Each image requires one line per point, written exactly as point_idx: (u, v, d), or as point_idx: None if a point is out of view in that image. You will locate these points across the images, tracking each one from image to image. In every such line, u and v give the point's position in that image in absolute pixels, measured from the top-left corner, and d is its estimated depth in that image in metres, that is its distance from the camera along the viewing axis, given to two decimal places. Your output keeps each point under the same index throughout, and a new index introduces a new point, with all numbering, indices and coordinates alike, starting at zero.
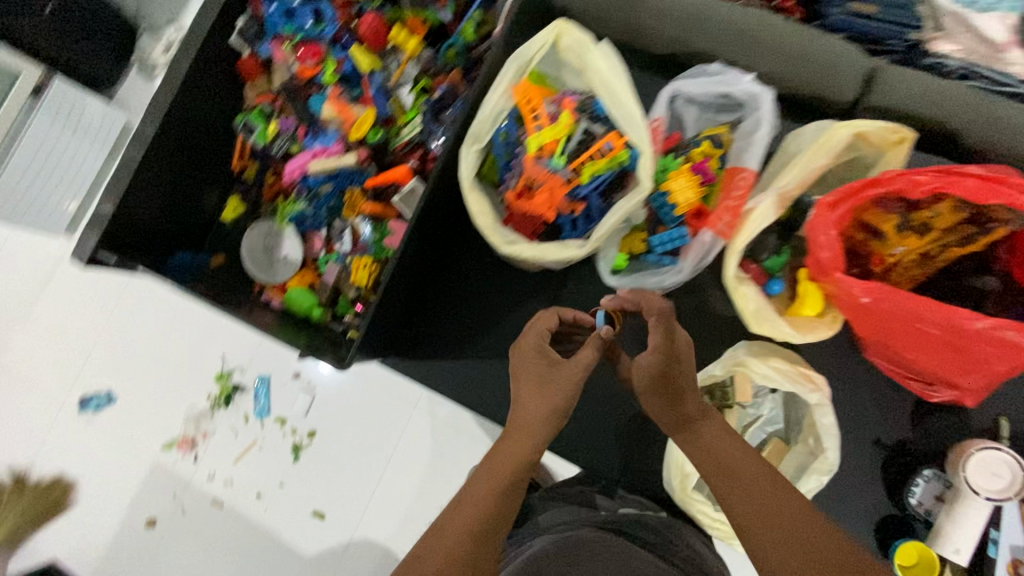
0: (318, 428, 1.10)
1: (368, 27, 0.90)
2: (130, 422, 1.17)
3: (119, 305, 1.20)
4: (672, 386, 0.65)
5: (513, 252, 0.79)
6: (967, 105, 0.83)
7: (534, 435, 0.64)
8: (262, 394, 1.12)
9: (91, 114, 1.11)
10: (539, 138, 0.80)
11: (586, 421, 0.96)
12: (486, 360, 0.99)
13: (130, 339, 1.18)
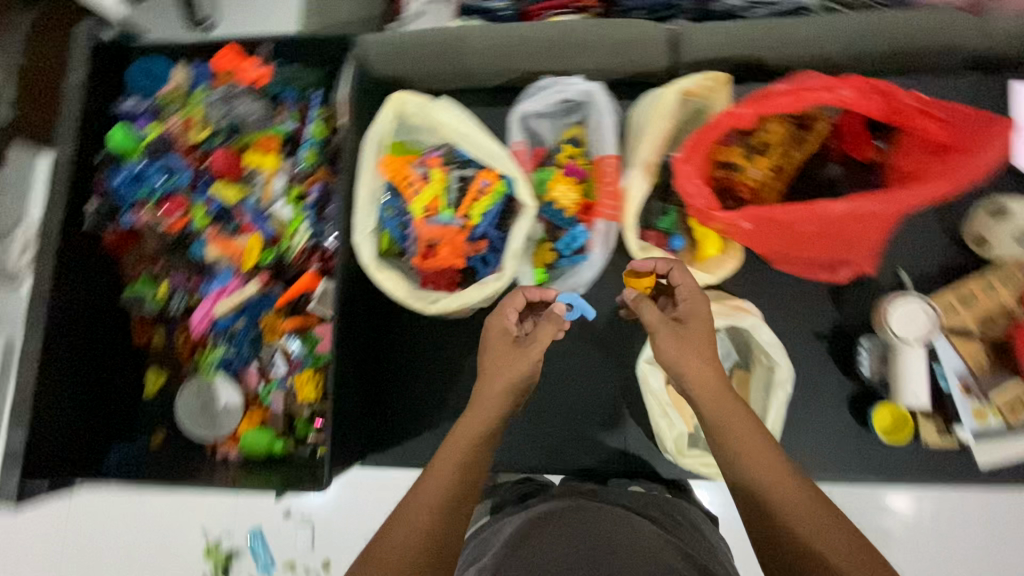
0: (330, 557, 1.05)
1: (222, 162, 0.91)
2: None
3: (70, 529, 1.10)
4: (686, 348, 0.68)
5: (439, 309, 0.81)
6: (759, 35, 0.96)
7: (496, 406, 0.71)
8: (259, 549, 1.06)
9: None
10: (421, 201, 0.84)
11: (575, 431, 0.97)
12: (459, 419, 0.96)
13: (96, 558, 1.09)
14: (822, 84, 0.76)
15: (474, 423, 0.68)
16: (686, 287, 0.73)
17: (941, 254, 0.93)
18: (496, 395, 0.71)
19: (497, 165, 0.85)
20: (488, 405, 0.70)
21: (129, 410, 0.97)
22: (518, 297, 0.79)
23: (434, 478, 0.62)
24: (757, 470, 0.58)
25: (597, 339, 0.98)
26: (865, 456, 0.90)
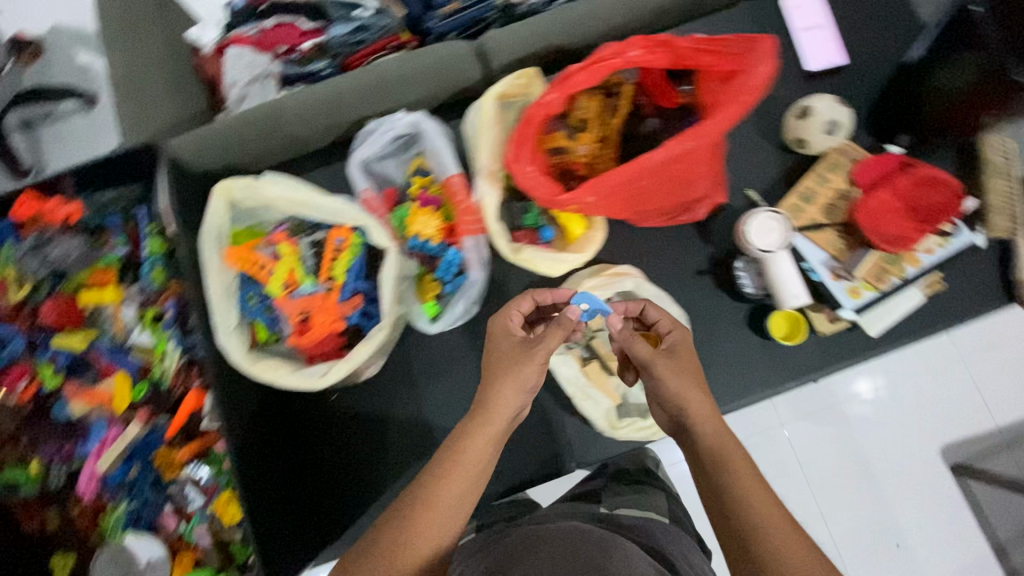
0: None
1: (55, 312, 0.84)
2: None
3: None
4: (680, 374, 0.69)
5: (332, 379, 0.77)
6: (551, 26, 1.03)
7: (500, 418, 0.70)
8: None
9: None
10: (278, 280, 0.81)
11: (519, 445, 0.96)
12: (404, 477, 0.92)
13: None
14: (612, 52, 0.81)
15: (486, 434, 0.69)
16: (665, 321, 0.79)
17: (777, 163, 1.01)
18: (508, 399, 0.71)
19: (344, 220, 0.83)
20: (497, 413, 0.70)
21: None
22: (525, 303, 0.81)
23: (441, 494, 0.65)
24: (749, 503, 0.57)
25: None
26: (783, 366, 0.95)
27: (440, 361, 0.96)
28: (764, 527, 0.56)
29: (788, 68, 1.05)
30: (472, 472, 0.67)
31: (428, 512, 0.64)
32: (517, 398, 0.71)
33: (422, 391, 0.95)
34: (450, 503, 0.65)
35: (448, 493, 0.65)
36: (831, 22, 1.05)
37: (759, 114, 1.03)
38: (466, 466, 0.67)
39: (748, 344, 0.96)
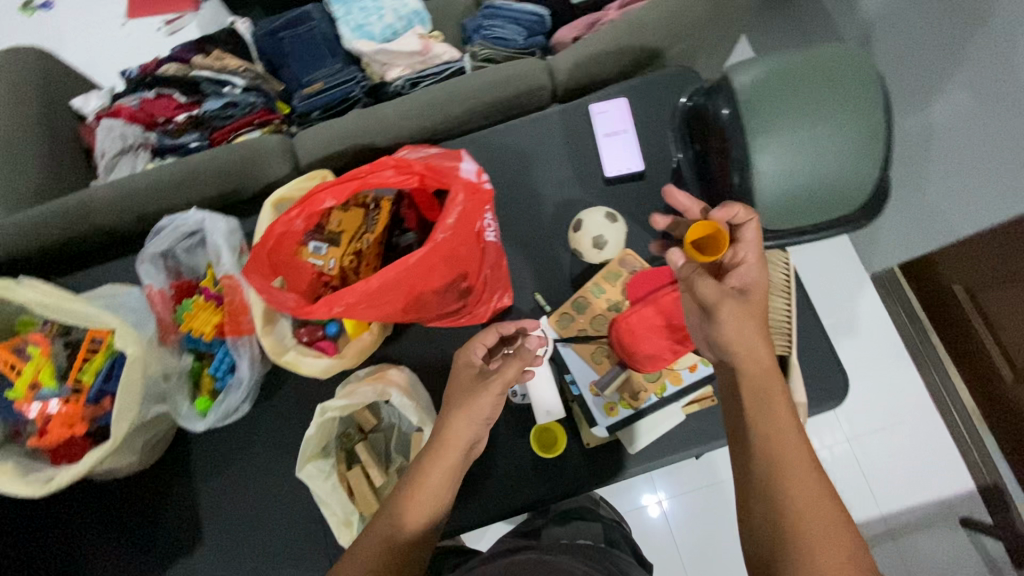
0: None
1: None
2: None
3: None
4: (744, 325, 0.72)
5: (53, 488, 0.79)
6: (357, 126, 1.08)
7: (453, 456, 0.78)
8: None
9: None
10: (20, 382, 0.84)
11: (279, 541, 0.93)
12: (164, 568, 0.93)
13: None
14: (365, 169, 0.85)
15: (442, 470, 0.77)
16: (752, 258, 0.76)
17: (566, 266, 1.02)
18: (459, 433, 0.79)
19: (101, 323, 0.87)
20: (457, 442, 0.78)
21: None
22: (489, 334, 0.85)
23: (405, 515, 0.74)
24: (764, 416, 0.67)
25: (276, 442, 0.97)
26: (549, 477, 0.93)
27: (211, 450, 0.97)
28: (812, 512, 0.61)
29: (588, 173, 1.08)
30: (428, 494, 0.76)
31: (401, 529, 0.73)
32: (467, 426, 0.79)
33: (192, 481, 0.96)
34: (416, 516, 0.74)
35: (411, 517, 0.74)
36: (633, 127, 1.08)
37: (553, 216, 1.06)
38: (428, 487, 0.76)
39: (516, 450, 0.94)
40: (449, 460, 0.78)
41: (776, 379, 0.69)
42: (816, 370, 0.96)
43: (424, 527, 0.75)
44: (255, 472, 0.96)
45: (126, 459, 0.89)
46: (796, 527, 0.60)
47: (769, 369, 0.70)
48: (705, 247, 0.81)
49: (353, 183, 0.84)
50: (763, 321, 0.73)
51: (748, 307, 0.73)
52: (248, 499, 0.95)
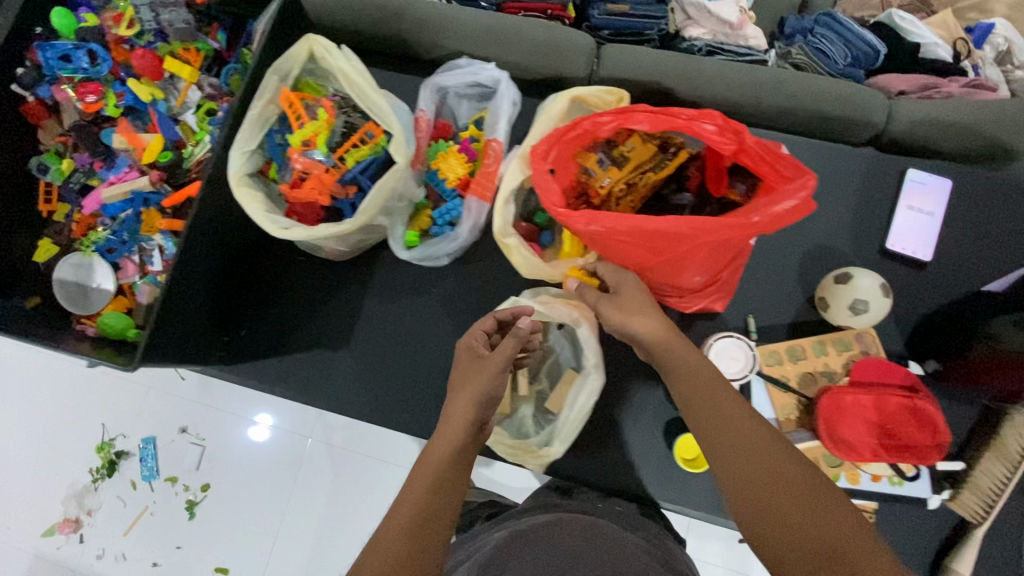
0: (211, 481, 1.65)
1: (141, 61, 0.94)
2: (55, 460, 1.72)
3: (74, 393, 1.74)
4: (628, 310, 0.78)
5: (286, 237, 0.85)
6: (672, 66, 1.03)
7: (457, 428, 0.78)
8: (151, 456, 1.66)
9: None
10: (301, 133, 0.89)
11: (407, 386, 0.99)
12: (312, 350, 1.00)
13: (76, 428, 1.72)
14: (689, 113, 0.79)
15: (446, 446, 0.76)
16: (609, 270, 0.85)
17: (794, 310, 0.96)
18: (460, 410, 0.79)
19: (383, 121, 0.90)
20: (460, 424, 0.78)
21: (11, 272, 1.02)
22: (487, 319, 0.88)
23: (412, 491, 0.71)
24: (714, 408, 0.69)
25: (450, 305, 1.00)
26: (670, 482, 0.92)
27: (393, 279, 1.02)
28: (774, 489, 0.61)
29: (866, 234, 0.98)
30: (432, 469, 0.73)
31: (406, 514, 0.69)
32: (466, 404, 0.79)
33: (364, 294, 1.02)
34: (416, 491, 0.71)
35: (416, 492, 0.71)
36: (941, 216, 0.97)
37: (807, 254, 0.98)
38: (430, 470, 0.73)
39: (650, 441, 0.93)
40: (452, 436, 0.77)
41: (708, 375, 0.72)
42: (988, 553, 0.86)
43: (437, 521, 0.68)
44: (422, 321, 1.00)
45: (338, 246, 0.94)
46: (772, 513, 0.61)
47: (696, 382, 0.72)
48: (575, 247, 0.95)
49: (676, 121, 0.80)
50: (664, 322, 0.77)
51: (626, 299, 0.80)
52: (406, 338, 1.00)
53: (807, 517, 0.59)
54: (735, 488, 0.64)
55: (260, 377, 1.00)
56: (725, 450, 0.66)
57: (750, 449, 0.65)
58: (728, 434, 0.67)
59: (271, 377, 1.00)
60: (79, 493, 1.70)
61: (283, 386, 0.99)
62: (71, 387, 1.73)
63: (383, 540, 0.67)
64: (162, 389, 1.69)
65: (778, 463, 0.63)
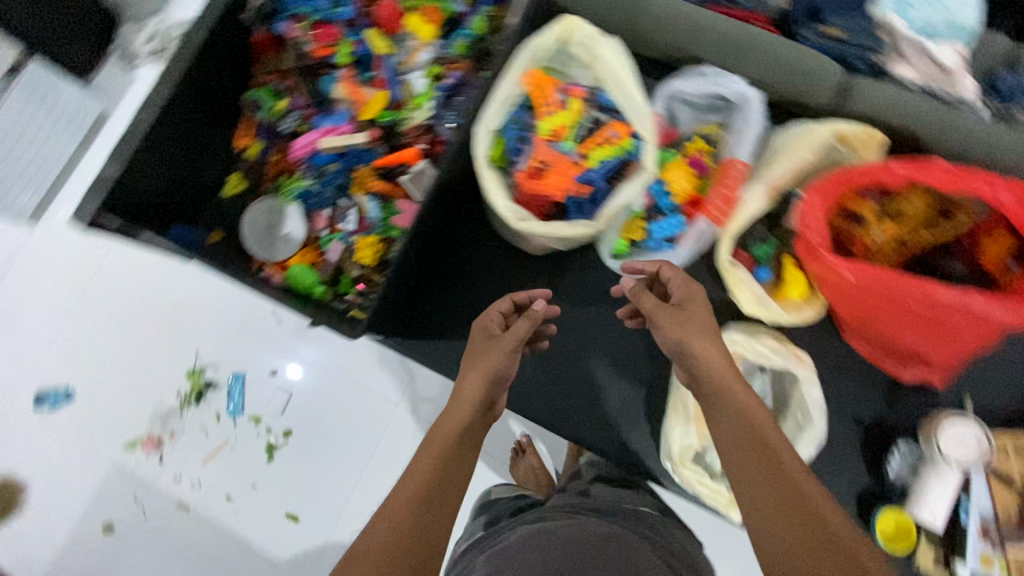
0: (293, 429, 1.36)
1: (386, 12, 0.92)
2: (93, 381, 1.41)
3: (117, 311, 1.43)
4: (690, 330, 0.67)
5: (524, 229, 0.80)
6: (937, 114, 0.91)
7: (462, 409, 0.71)
8: (237, 392, 1.37)
9: (66, 97, 1.29)
10: (549, 122, 0.84)
11: (587, 399, 0.95)
12: None
13: (117, 351, 1.42)
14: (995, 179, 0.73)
15: (451, 424, 0.70)
16: (678, 280, 0.75)
17: (1015, 400, 0.90)
18: (473, 388, 0.73)
19: (634, 121, 0.83)
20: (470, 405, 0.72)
21: (200, 202, 1.00)
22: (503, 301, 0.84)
23: (418, 465, 0.66)
24: (729, 424, 0.62)
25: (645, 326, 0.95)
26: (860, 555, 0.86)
27: (588, 286, 0.97)
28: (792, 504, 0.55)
29: None
30: (443, 444, 0.67)
31: (410, 490, 0.63)
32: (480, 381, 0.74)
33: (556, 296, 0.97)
34: (420, 469, 0.65)
35: (421, 468, 0.65)
36: None
37: None
38: (437, 448, 0.67)
39: (840, 506, 0.89)
40: (460, 416, 0.71)
41: (739, 384, 0.64)
42: None
43: (435, 502, 0.62)
44: (611, 333, 0.96)
45: (553, 243, 0.89)
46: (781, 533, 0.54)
47: (726, 391, 0.64)
48: (787, 285, 0.88)
49: (982, 186, 0.73)
50: (715, 333, 0.68)
51: (679, 312, 0.69)
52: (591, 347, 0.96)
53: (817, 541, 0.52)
54: (751, 509, 0.57)
55: (439, 360, 0.95)
56: (754, 473, 0.58)
57: (769, 470, 0.57)
58: (760, 459, 0.58)
59: (451, 363, 0.96)
60: (156, 413, 1.39)
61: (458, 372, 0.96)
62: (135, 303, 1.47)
63: (382, 527, 0.60)
64: (262, 323, 1.40)
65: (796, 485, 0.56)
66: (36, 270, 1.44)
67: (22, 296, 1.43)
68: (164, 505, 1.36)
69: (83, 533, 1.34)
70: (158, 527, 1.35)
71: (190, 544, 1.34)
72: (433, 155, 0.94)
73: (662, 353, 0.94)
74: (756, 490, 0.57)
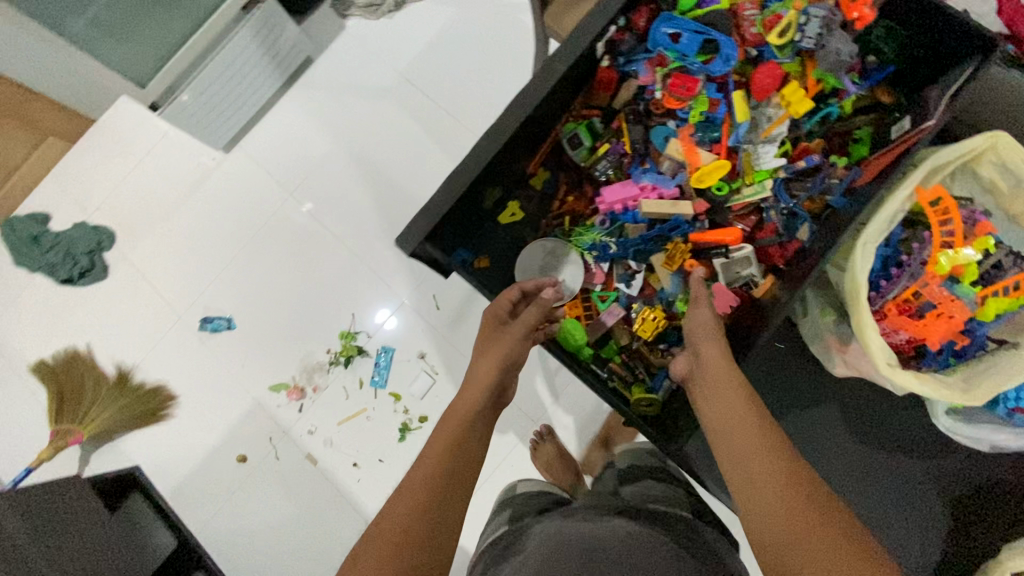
0: (429, 415, 1.27)
1: (764, 76, 0.78)
2: (255, 314, 1.35)
3: (284, 258, 1.36)
4: (702, 333, 0.72)
5: (892, 378, 0.68)
6: None
7: (478, 390, 0.71)
8: (384, 365, 1.30)
9: (285, 40, 1.30)
10: (947, 258, 0.70)
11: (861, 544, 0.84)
12: None
13: (270, 292, 1.36)
14: None
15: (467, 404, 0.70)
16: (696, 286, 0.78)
17: None
18: (482, 376, 0.72)
19: None
20: (468, 402, 0.71)
21: (479, 222, 0.91)
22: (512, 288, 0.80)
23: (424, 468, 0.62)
24: (726, 426, 0.62)
25: (956, 497, 0.82)
26: None
27: (897, 432, 0.85)
28: (772, 492, 0.55)
29: None
30: (450, 435, 0.65)
31: (415, 485, 0.59)
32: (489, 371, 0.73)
33: (852, 431, 0.86)
34: (430, 472, 0.61)
35: (429, 472, 0.61)
36: None
37: None
38: (447, 433, 0.66)
39: None
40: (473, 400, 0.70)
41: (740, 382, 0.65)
42: None
43: (436, 500, 0.58)
44: (907, 490, 0.84)
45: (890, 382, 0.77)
46: (775, 511, 0.53)
47: (731, 392, 0.64)
48: None
49: None
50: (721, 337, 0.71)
51: (700, 315, 0.74)
52: (875, 493, 0.84)
53: (800, 521, 0.52)
54: (747, 500, 0.56)
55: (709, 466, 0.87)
56: (759, 472, 0.57)
57: (762, 463, 0.57)
58: (757, 455, 0.58)
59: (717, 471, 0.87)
60: (307, 362, 1.33)
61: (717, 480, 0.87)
62: (289, 250, 1.36)
63: (386, 521, 0.56)
64: (429, 303, 1.32)
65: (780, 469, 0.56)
66: (211, 199, 1.40)
67: (192, 218, 1.40)
68: (294, 454, 1.30)
69: (218, 460, 1.31)
70: (281, 475, 1.30)
71: (308, 502, 1.28)
72: (757, 241, 0.83)
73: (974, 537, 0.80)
74: (753, 485, 0.56)
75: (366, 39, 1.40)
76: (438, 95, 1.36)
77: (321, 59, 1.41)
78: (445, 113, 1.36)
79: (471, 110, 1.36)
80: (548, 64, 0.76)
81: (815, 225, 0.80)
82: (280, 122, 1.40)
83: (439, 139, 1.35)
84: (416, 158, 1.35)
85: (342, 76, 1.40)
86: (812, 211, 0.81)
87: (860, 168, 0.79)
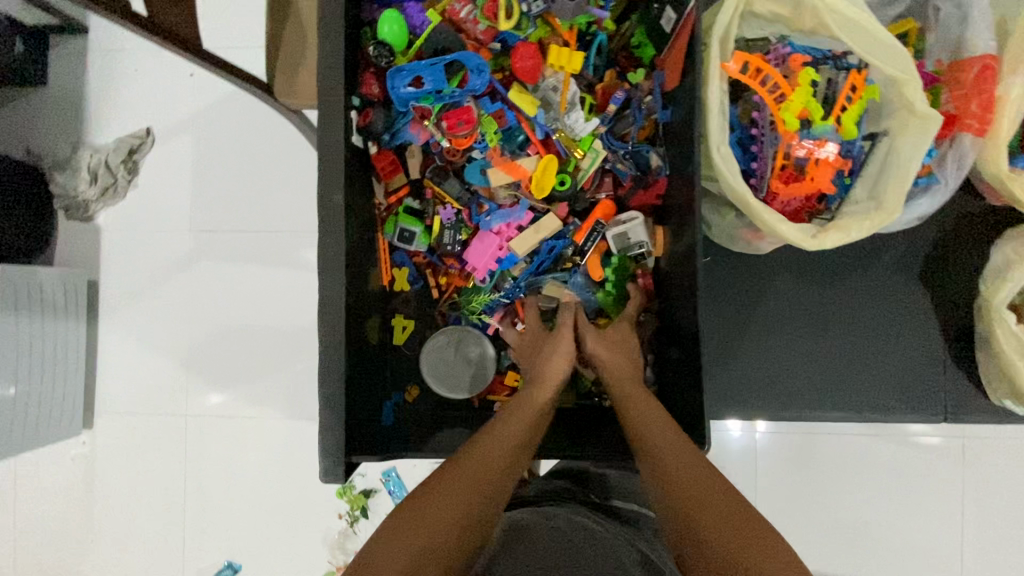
0: None
1: (523, 60, 0.72)
2: (244, 542, 1.17)
3: (228, 479, 1.18)
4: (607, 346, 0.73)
5: (824, 246, 0.67)
6: None
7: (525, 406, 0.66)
8: (396, 487, 1.13)
9: (51, 287, 1.08)
10: (788, 110, 0.68)
11: (887, 350, 0.86)
12: (771, 349, 0.86)
13: (241, 511, 1.17)
14: None
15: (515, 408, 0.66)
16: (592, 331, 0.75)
17: None
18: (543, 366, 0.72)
19: (883, 67, 0.67)
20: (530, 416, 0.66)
21: (382, 363, 0.80)
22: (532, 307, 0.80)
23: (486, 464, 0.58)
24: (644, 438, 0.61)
25: (924, 265, 0.86)
26: None
27: (844, 253, 0.86)
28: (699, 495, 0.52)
29: None
30: (499, 442, 0.61)
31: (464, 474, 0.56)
32: (537, 386, 0.70)
33: (818, 277, 0.86)
34: (480, 466, 0.57)
35: (486, 467, 0.58)
36: None
37: None
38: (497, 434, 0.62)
39: None
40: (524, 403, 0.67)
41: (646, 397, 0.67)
42: None
43: (484, 506, 0.54)
44: (886, 291, 0.86)
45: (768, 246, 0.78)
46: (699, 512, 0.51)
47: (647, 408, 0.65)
48: None
49: None
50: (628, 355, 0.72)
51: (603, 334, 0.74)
52: (848, 322, 0.86)
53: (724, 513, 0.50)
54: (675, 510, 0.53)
55: (739, 390, 0.86)
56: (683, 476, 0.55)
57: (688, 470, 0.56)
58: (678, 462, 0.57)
59: (749, 387, 0.86)
60: (329, 539, 1.16)
61: (733, 404, 0.86)
62: (227, 465, 1.18)
63: (420, 512, 0.52)
64: None
65: (697, 475, 0.55)
66: (114, 480, 1.19)
67: (110, 512, 1.19)
68: None
69: None
70: None
71: None
72: (626, 199, 0.78)
73: (958, 285, 0.85)
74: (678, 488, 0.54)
75: (129, 226, 1.19)
76: (239, 223, 1.18)
77: (103, 274, 1.19)
78: (262, 235, 1.18)
79: (283, 215, 1.17)
80: (321, 200, 0.64)
81: (661, 147, 0.77)
82: (116, 358, 1.19)
83: (274, 262, 1.17)
84: (271, 296, 1.17)
85: (136, 277, 1.19)
86: (649, 137, 0.77)
87: (659, 70, 0.74)
